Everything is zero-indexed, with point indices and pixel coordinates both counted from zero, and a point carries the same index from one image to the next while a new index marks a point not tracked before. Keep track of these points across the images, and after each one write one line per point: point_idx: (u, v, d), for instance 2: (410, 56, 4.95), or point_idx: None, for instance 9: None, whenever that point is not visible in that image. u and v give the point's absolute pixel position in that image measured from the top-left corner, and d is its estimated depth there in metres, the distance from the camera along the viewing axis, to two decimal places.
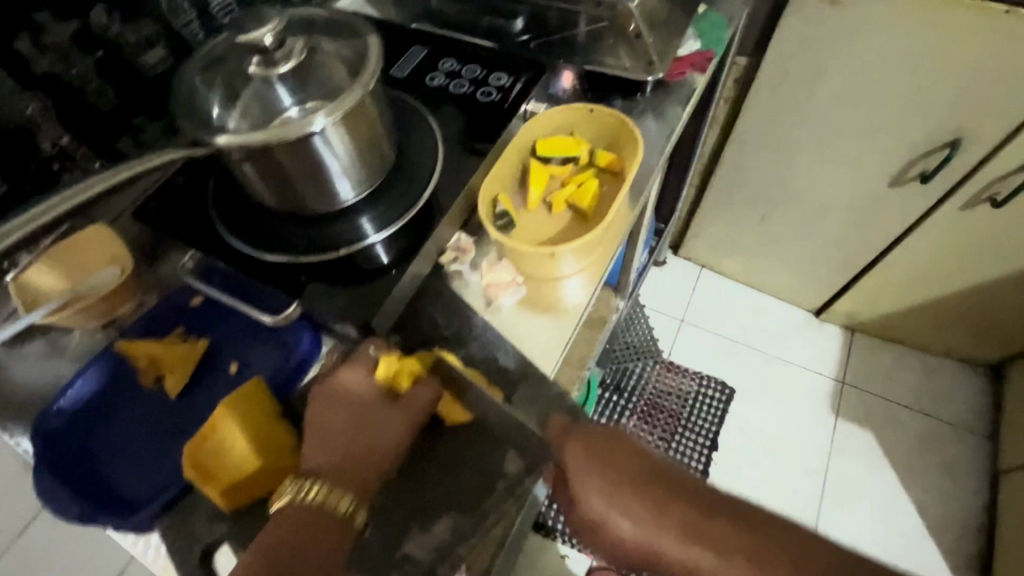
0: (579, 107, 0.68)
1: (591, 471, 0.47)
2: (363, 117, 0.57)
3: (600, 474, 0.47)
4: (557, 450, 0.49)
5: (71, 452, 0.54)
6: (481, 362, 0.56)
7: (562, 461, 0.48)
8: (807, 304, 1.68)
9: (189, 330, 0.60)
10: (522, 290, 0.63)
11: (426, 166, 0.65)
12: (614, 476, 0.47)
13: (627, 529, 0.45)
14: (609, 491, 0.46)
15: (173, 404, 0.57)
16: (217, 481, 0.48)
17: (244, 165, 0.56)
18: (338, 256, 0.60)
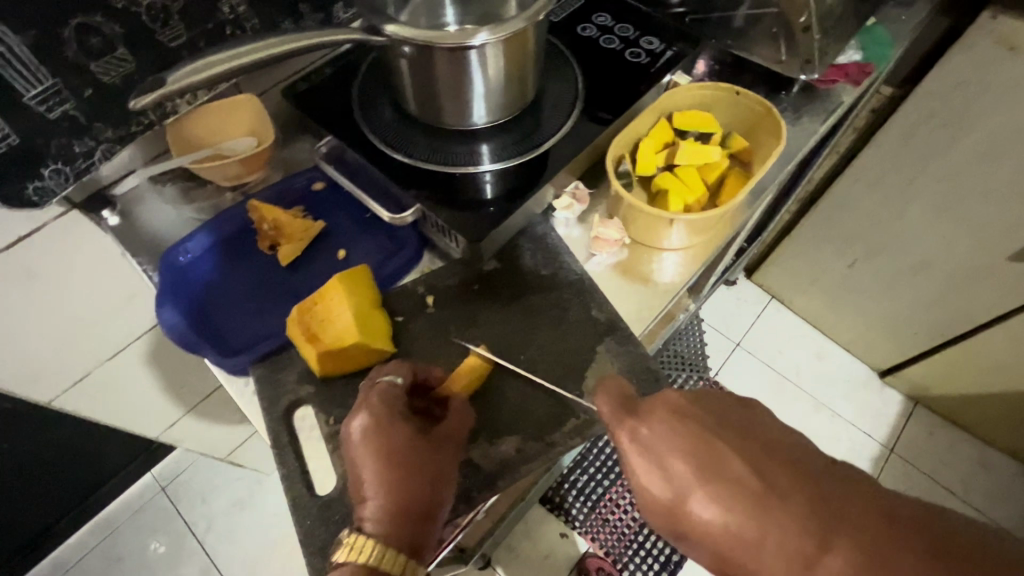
0: (726, 88, 0.66)
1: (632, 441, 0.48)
2: (519, 45, 0.57)
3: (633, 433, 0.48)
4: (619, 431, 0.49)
5: (189, 287, 0.59)
6: (574, 307, 0.57)
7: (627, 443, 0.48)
8: (873, 361, 1.61)
9: (307, 209, 0.64)
10: (621, 254, 0.63)
11: (559, 112, 0.66)
12: (685, 436, 0.46)
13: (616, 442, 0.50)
14: (677, 461, 0.46)
15: (281, 272, 0.60)
16: (318, 343, 0.51)
17: (400, 63, 0.58)
18: (459, 174, 0.62)
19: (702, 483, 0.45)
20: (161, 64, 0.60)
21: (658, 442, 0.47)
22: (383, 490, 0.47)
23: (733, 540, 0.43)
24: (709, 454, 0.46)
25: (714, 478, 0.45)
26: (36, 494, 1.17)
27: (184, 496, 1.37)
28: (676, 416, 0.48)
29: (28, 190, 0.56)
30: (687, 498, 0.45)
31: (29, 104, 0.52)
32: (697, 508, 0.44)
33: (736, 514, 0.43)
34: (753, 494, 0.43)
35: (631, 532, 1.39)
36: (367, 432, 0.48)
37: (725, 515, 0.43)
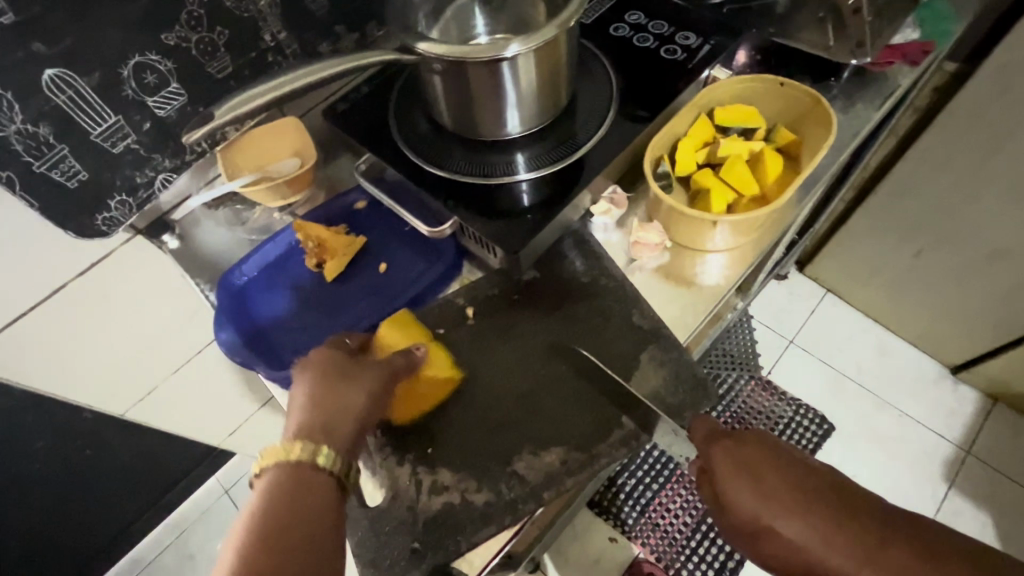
0: (769, 79, 0.63)
1: (760, 469, 0.47)
2: (552, 51, 0.57)
3: (765, 475, 0.47)
4: (704, 450, 0.49)
5: (240, 306, 0.61)
6: (614, 315, 0.57)
7: (713, 461, 0.48)
8: (943, 356, 1.51)
9: (351, 227, 0.66)
10: (662, 257, 0.62)
11: (594, 116, 0.64)
12: (780, 465, 0.47)
13: (775, 522, 0.44)
14: (761, 494, 0.46)
15: (328, 285, 0.62)
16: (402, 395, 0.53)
17: (434, 79, 0.59)
18: (497, 183, 0.62)
19: (780, 504, 0.45)
20: (211, 94, 0.63)
21: (740, 457, 0.48)
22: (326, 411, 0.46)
23: (769, 532, 0.44)
24: (798, 492, 0.45)
25: (803, 499, 0.45)
26: (115, 495, 1.26)
27: (245, 497, 1.44)
28: (752, 434, 0.50)
29: (98, 221, 0.61)
30: (775, 521, 0.44)
31: (95, 142, 0.56)
32: (780, 529, 0.44)
33: (839, 541, 0.42)
34: (829, 510, 0.44)
35: (683, 537, 1.35)
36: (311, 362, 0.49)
37: (784, 522, 0.44)
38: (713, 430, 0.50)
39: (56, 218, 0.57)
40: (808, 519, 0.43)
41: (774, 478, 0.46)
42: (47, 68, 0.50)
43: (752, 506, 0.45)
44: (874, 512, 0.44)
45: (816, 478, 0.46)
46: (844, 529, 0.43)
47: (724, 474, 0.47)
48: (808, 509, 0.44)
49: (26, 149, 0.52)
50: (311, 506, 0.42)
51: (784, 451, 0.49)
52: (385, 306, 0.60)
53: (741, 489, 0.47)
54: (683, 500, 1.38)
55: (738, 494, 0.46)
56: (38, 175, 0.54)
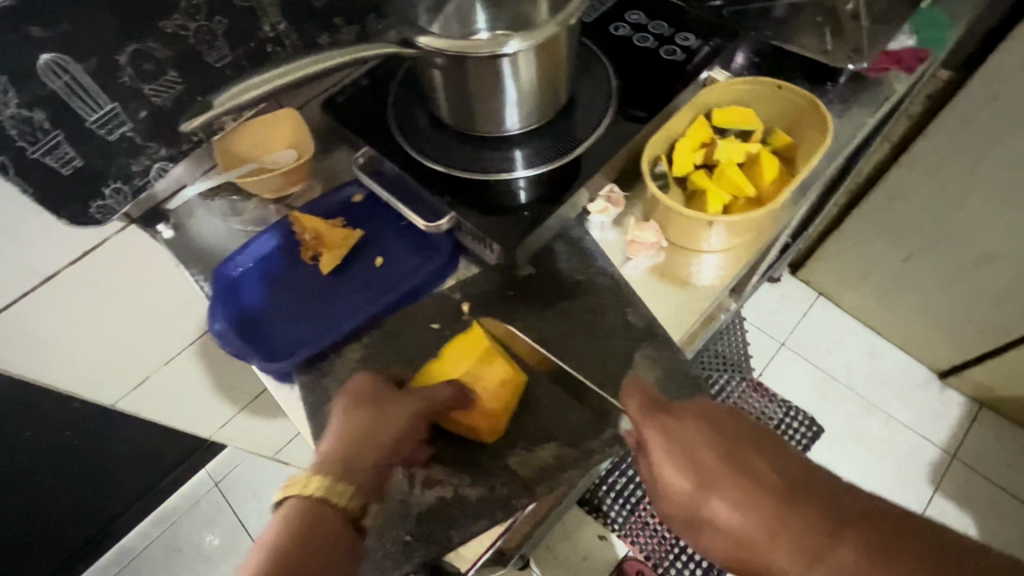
0: (767, 82, 0.63)
1: (698, 452, 0.49)
2: (553, 49, 0.57)
3: (702, 458, 0.49)
4: (640, 429, 0.50)
5: (234, 298, 0.60)
6: (609, 313, 0.57)
7: (646, 444, 0.49)
8: (931, 361, 1.53)
9: (348, 220, 0.66)
10: (658, 257, 0.62)
11: (593, 114, 0.65)
12: (713, 446, 0.49)
13: (714, 506, 0.47)
14: (696, 478, 0.48)
15: (325, 278, 0.62)
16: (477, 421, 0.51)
17: (434, 74, 0.59)
18: (495, 180, 0.62)
19: (713, 484, 0.48)
20: (209, 84, 0.62)
21: (682, 438, 0.49)
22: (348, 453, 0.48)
23: (712, 516, 0.47)
24: (733, 473, 0.48)
25: (739, 480, 0.47)
26: (102, 487, 1.25)
27: (235, 490, 1.44)
28: (694, 411, 0.51)
29: (92, 209, 0.60)
30: (711, 498, 0.47)
31: (91, 129, 0.56)
32: (714, 507, 0.47)
33: (767, 517, 0.46)
34: (764, 489, 0.47)
35: (671, 536, 1.36)
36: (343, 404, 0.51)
37: (725, 506, 0.47)
38: (645, 400, 0.51)
39: (49, 206, 0.57)
40: (742, 502, 0.46)
41: (712, 460, 0.49)
42: (42, 53, 0.50)
43: (684, 485, 0.48)
44: (808, 484, 0.48)
45: (751, 457, 0.49)
46: (781, 509, 0.46)
47: (659, 456, 0.49)
48: (745, 490, 0.47)
49: (20, 134, 0.52)
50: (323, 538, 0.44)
51: (725, 428, 0.51)
52: (378, 298, 0.60)
53: (678, 472, 0.48)
54: None
55: (672, 476, 0.48)
56: (32, 161, 0.53)
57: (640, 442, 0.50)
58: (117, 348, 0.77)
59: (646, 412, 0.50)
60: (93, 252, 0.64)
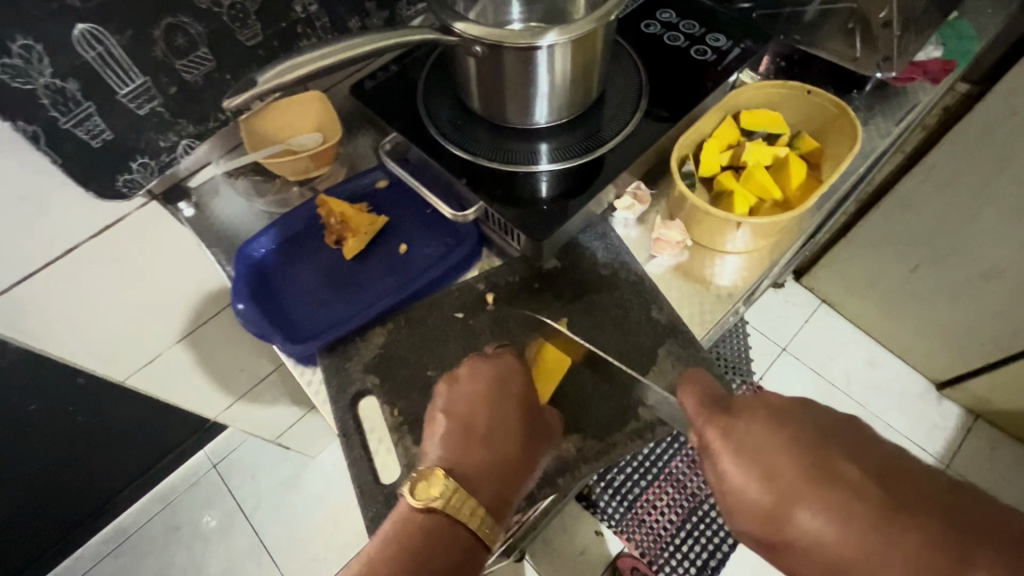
0: (796, 87, 0.64)
1: (773, 445, 0.44)
2: (589, 44, 0.57)
3: (781, 453, 0.43)
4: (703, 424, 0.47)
5: (258, 278, 0.60)
6: (633, 310, 0.57)
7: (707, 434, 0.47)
8: (930, 371, 1.54)
9: (372, 206, 0.66)
10: (681, 256, 0.62)
11: (622, 111, 0.65)
12: (792, 436, 0.44)
13: (799, 515, 0.40)
14: (771, 475, 0.43)
15: (348, 262, 0.62)
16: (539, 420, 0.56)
17: (468, 62, 0.58)
18: (523, 171, 0.62)
19: (800, 493, 0.41)
20: (239, 62, 0.62)
21: (749, 440, 0.44)
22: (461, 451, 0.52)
23: (797, 529, 0.40)
24: (825, 477, 0.41)
25: (825, 488, 0.40)
26: (102, 464, 1.25)
27: (234, 472, 1.44)
28: (760, 410, 0.46)
29: (119, 183, 0.60)
30: (789, 509, 0.41)
31: (121, 101, 0.55)
32: (798, 518, 0.40)
33: (877, 536, 0.38)
34: (871, 505, 0.39)
35: (668, 534, 1.37)
36: (456, 399, 0.53)
37: (814, 517, 0.40)
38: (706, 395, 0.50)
39: (78, 176, 0.56)
40: (844, 514, 0.39)
41: (793, 464, 0.42)
42: (79, 22, 0.49)
43: (756, 486, 0.43)
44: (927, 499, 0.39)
45: (850, 465, 0.42)
46: (892, 525, 0.38)
47: (721, 446, 0.45)
48: (840, 498, 0.40)
49: (53, 103, 0.51)
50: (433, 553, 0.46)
51: (795, 423, 0.45)
52: (406, 285, 0.60)
53: (747, 464, 0.44)
54: (671, 497, 1.40)
55: (738, 471, 0.44)
56: (63, 131, 0.53)
57: (702, 444, 0.47)
58: (131, 323, 0.76)
59: (703, 412, 0.48)
60: (116, 224, 0.63)
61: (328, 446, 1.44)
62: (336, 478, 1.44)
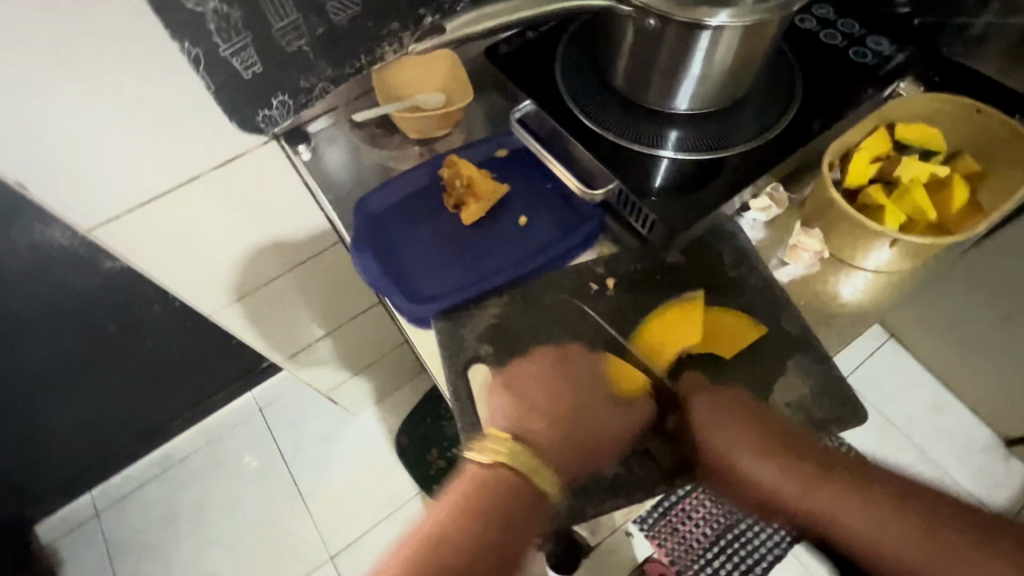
0: (966, 102, 0.59)
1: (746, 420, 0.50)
2: (762, 31, 0.53)
3: (742, 425, 0.49)
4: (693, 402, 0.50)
5: (376, 232, 0.60)
6: (761, 317, 0.55)
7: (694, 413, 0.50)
8: (1002, 427, 1.46)
9: (494, 173, 0.64)
10: (811, 266, 0.60)
11: (771, 107, 0.61)
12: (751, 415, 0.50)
13: (755, 469, 0.50)
14: (738, 440, 0.49)
15: (467, 227, 0.61)
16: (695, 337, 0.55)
17: (626, 35, 0.56)
18: (659, 157, 0.59)
19: (765, 454, 0.49)
20: (387, 11, 0.60)
21: (729, 418, 0.49)
22: (545, 441, 0.50)
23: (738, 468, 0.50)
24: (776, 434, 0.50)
25: (789, 460, 0.50)
26: (161, 391, 1.29)
27: (279, 419, 1.48)
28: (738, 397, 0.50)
29: (258, 118, 0.60)
30: (742, 463, 0.50)
31: (275, 37, 0.55)
32: (755, 472, 0.50)
33: (800, 477, 0.50)
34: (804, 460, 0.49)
35: (700, 548, 1.31)
36: (532, 372, 0.52)
37: (775, 474, 0.50)
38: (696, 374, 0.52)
39: (226, 106, 0.57)
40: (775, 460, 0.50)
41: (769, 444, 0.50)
42: None
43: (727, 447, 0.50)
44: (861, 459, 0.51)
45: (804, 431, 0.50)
46: (828, 470, 0.50)
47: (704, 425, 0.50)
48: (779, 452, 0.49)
49: (217, 30, 0.51)
50: (504, 512, 0.47)
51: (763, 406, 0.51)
52: (525, 261, 0.59)
53: (725, 437, 0.49)
54: (708, 511, 1.31)
55: (710, 436, 0.50)
56: (220, 57, 0.53)
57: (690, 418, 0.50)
58: (229, 259, 0.78)
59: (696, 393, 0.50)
60: (239, 160, 0.63)
61: (371, 406, 1.46)
62: (374, 437, 1.46)
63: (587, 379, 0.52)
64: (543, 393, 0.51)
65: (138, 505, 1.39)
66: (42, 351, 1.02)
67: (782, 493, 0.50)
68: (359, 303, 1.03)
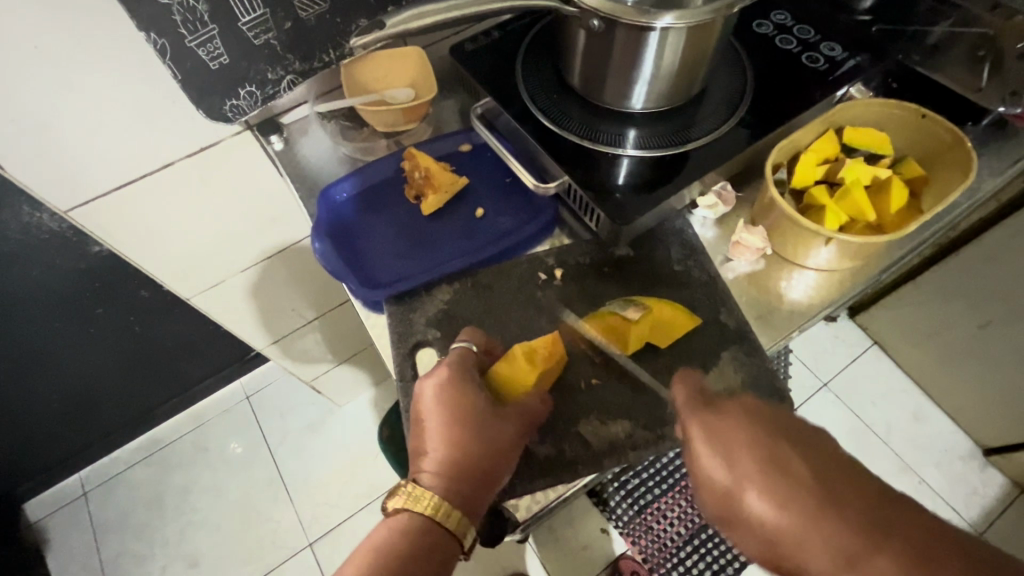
0: (911, 108, 0.60)
1: (745, 445, 0.46)
2: (706, 33, 0.55)
3: (736, 446, 0.47)
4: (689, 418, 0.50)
5: (337, 221, 0.63)
6: (701, 310, 0.57)
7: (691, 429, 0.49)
8: (979, 436, 1.47)
9: (454, 167, 0.66)
10: (757, 264, 0.61)
11: (721, 108, 0.63)
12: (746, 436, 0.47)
13: (751, 500, 0.45)
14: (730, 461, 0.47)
15: (424, 218, 0.63)
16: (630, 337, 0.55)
17: (579, 36, 0.58)
18: (611, 153, 0.61)
19: (763, 484, 0.45)
20: (352, 8, 0.63)
21: (720, 428, 0.48)
22: (463, 477, 0.49)
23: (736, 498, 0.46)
24: (777, 462, 0.45)
25: (787, 491, 0.44)
26: (146, 376, 1.31)
27: (264, 407, 1.50)
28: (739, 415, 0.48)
29: (226, 107, 0.63)
30: (745, 495, 0.45)
31: (241, 28, 0.58)
32: (750, 503, 0.45)
33: (805, 520, 0.42)
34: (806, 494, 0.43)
35: (674, 545, 1.29)
36: (461, 400, 0.50)
37: (773, 509, 0.44)
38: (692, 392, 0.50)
39: (193, 96, 0.59)
40: (775, 492, 0.44)
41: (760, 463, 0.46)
42: None
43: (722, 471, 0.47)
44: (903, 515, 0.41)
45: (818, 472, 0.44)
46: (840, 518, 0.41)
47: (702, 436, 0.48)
48: (784, 487, 0.44)
49: (183, 21, 0.54)
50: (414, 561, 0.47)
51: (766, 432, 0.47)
52: (479, 250, 0.61)
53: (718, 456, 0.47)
54: (683, 510, 1.30)
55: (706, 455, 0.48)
56: (186, 48, 0.56)
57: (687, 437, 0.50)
58: (204, 246, 0.80)
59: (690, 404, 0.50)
60: (210, 148, 0.66)
61: (353, 397, 1.48)
62: (356, 427, 1.48)
63: (512, 412, 0.51)
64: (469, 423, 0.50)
65: (123, 488, 1.42)
66: (28, 332, 1.04)
67: (781, 536, 0.43)
68: (336, 294, 1.05)
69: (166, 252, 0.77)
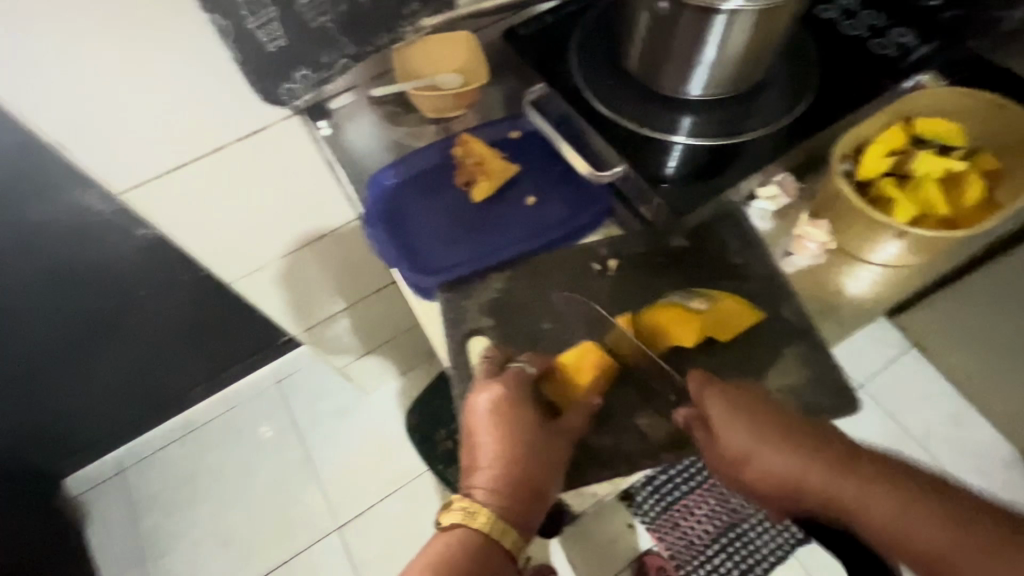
0: (990, 97, 0.57)
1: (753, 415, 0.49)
2: (779, 17, 0.52)
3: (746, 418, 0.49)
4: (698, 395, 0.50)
5: (388, 205, 0.62)
6: (761, 304, 0.56)
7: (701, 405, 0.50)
8: (1022, 442, 1.42)
9: (506, 153, 0.65)
10: (818, 258, 0.60)
11: (785, 96, 0.61)
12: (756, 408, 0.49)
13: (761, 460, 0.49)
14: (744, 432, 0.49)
15: (474, 203, 0.63)
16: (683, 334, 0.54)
17: (642, 19, 0.56)
18: (669, 142, 0.60)
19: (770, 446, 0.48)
20: None
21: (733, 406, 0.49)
22: (517, 495, 0.51)
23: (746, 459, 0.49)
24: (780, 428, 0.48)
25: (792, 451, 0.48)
26: (183, 358, 1.34)
27: (294, 392, 1.52)
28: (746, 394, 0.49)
29: (280, 90, 0.63)
30: (756, 457, 0.49)
31: (300, 11, 0.57)
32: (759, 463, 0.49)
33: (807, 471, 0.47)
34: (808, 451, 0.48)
35: (702, 543, 1.25)
36: (511, 420, 0.51)
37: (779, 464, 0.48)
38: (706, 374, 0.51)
39: (251, 78, 0.59)
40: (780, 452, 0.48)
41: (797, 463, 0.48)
42: None
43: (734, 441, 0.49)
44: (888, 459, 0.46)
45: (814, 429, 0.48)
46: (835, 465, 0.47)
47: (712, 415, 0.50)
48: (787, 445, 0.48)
49: (245, 3, 0.53)
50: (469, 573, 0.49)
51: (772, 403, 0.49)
52: (531, 239, 0.60)
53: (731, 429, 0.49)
54: (713, 507, 1.28)
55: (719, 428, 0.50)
56: (247, 31, 0.55)
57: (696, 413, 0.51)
58: (250, 229, 0.81)
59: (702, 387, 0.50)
60: (263, 132, 0.66)
61: (382, 384, 1.49)
62: (384, 414, 1.49)
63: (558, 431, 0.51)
64: (517, 443, 0.51)
65: (158, 466, 1.45)
66: (75, 312, 1.06)
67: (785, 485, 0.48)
68: (372, 281, 1.05)
69: (214, 234, 0.78)
